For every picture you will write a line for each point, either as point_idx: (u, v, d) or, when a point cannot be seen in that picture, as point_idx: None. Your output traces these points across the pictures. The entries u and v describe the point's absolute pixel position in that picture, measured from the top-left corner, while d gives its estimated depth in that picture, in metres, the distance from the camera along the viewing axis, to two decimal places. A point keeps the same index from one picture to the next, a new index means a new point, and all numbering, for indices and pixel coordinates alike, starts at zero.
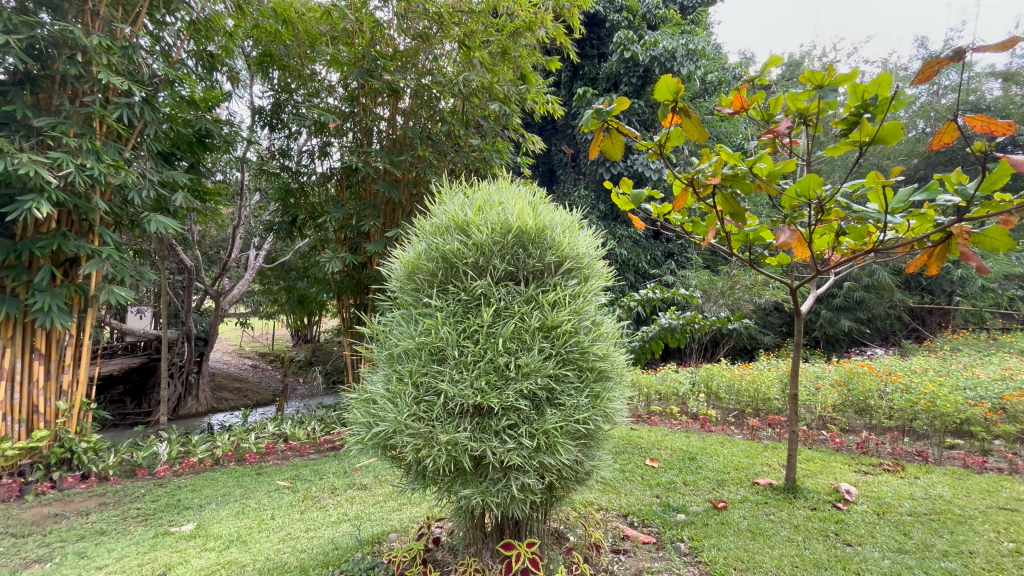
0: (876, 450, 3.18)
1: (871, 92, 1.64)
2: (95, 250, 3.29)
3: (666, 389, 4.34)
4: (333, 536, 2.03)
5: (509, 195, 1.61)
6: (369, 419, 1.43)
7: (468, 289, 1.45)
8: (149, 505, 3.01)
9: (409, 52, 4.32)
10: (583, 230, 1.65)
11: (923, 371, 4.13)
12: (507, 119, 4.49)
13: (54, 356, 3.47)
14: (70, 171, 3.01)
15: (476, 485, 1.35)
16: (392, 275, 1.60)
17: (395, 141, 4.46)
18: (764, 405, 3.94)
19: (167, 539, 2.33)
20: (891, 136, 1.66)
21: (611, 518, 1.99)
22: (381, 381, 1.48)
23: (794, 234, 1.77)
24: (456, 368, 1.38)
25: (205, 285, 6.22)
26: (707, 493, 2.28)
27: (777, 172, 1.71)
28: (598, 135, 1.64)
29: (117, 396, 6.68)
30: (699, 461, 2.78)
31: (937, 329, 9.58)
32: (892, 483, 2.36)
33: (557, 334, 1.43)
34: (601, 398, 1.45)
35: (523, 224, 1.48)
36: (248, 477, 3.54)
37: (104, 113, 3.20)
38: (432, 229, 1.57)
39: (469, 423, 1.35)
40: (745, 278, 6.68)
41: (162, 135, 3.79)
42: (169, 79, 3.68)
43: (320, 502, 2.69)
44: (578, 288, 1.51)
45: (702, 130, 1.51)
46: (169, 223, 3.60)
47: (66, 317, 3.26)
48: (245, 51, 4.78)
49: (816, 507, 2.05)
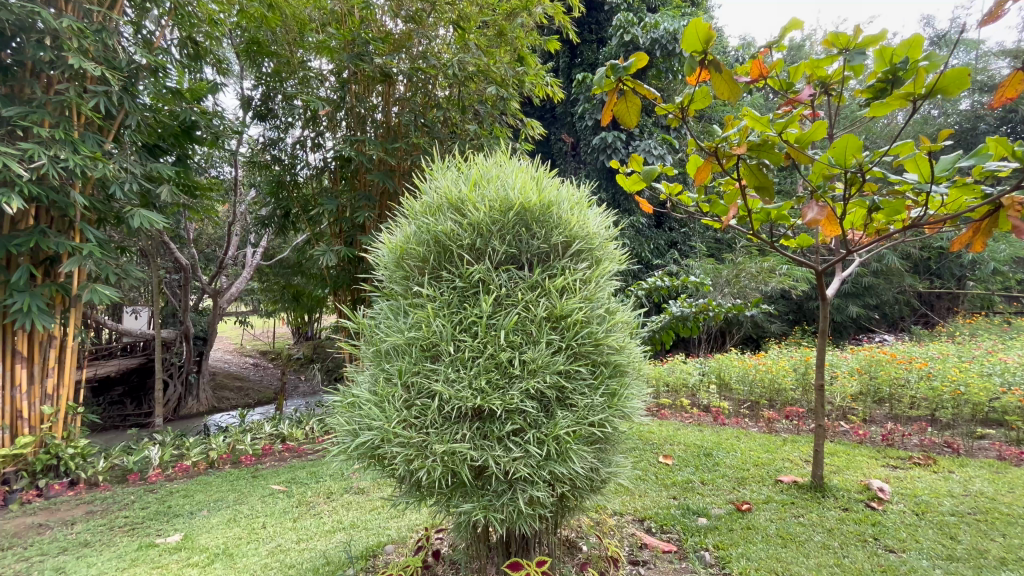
0: (901, 441, 3.03)
1: (903, 54, 1.48)
2: (75, 247, 3.12)
3: (676, 381, 4.21)
4: (327, 548, 1.89)
5: (508, 169, 1.44)
6: (354, 426, 1.26)
7: (463, 276, 1.29)
8: (138, 512, 2.87)
9: (401, 36, 4.08)
10: (593, 208, 1.49)
11: (945, 356, 3.97)
12: (504, 103, 4.29)
13: (37, 359, 3.31)
14: (43, 164, 2.82)
15: (478, 499, 1.19)
16: (379, 262, 1.43)
17: (390, 128, 4.25)
18: (779, 396, 3.78)
19: (151, 552, 2.19)
20: (953, 86, 1.36)
21: (627, 524, 1.84)
22: (368, 382, 1.31)
23: (822, 209, 1.60)
24: (451, 367, 1.21)
25: (202, 283, 6.07)
26: (727, 493, 2.12)
27: (809, 138, 1.51)
28: (611, 97, 1.46)
29: (116, 398, 6.56)
30: (716, 457, 2.62)
31: (947, 314, 9.40)
32: (926, 479, 2.19)
33: (567, 325, 1.26)
34: (619, 397, 1.29)
35: (525, 200, 1.31)
36: (243, 481, 3.39)
37: (78, 101, 3.01)
38: (422, 209, 1.39)
39: (468, 428, 1.19)
40: (751, 265, 6.48)
41: (145, 126, 3.61)
42: (149, 66, 3.50)
43: (313, 508, 2.54)
44: (590, 272, 1.35)
45: (735, 87, 1.32)
46: (154, 218, 3.42)
47: (47, 318, 3.10)
48: (232, 40, 4.60)
49: (849, 507, 1.89)
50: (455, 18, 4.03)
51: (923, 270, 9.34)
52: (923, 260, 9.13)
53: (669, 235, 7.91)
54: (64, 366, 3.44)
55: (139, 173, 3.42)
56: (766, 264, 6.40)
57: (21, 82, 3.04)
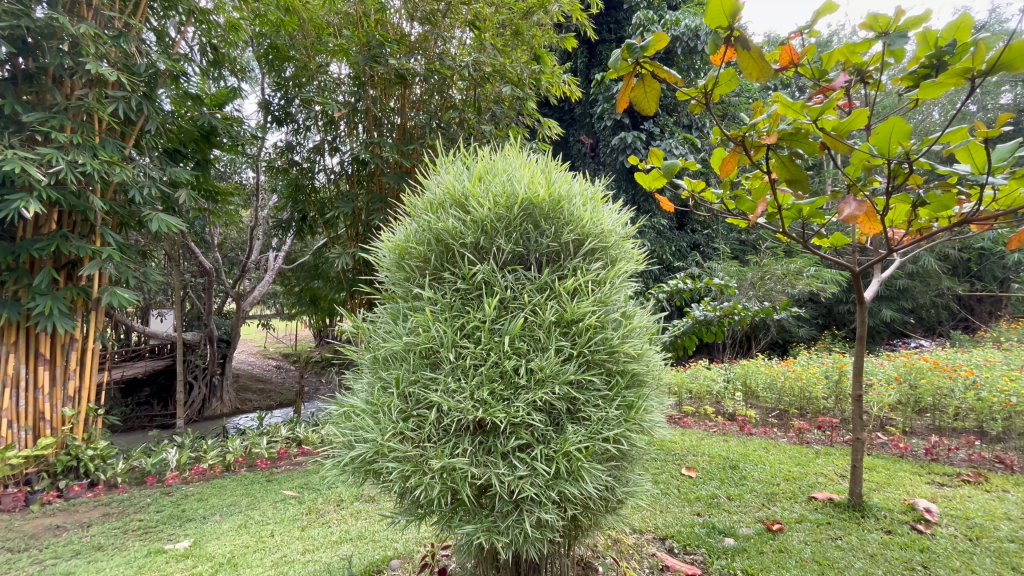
0: (947, 456, 2.82)
1: (949, 37, 1.34)
2: (95, 251, 3.14)
3: (699, 388, 4.05)
4: (332, 561, 1.83)
5: (516, 162, 1.35)
6: (348, 437, 1.19)
7: (466, 277, 1.21)
8: (152, 516, 2.86)
9: (418, 39, 4.00)
10: (608, 203, 1.38)
11: (993, 364, 3.70)
12: (521, 103, 4.20)
13: (59, 361, 3.36)
14: (61, 168, 2.83)
15: (481, 520, 1.10)
16: (380, 263, 1.36)
17: (406, 130, 4.18)
18: (810, 405, 3.59)
19: (159, 559, 2.16)
20: (1017, 63, 1.17)
21: (646, 543, 1.71)
22: (364, 390, 1.25)
23: (860, 205, 1.47)
24: (451, 376, 1.13)
25: (225, 287, 6.14)
26: (756, 511, 1.97)
27: (848, 125, 1.38)
28: (628, 83, 1.37)
29: (144, 398, 6.71)
30: (743, 470, 2.47)
31: (989, 319, 8.94)
32: (978, 499, 2.01)
33: (579, 330, 1.17)
34: (636, 410, 1.19)
35: (534, 194, 1.22)
36: (257, 485, 3.37)
37: (97, 107, 3.03)
38: (424, 205, 1.32)
39: (468, 443, 1.10)
40: (777, 267, 6.25)
41: (163, 130, 3.63)
42: (168, 72, 3.52)
43: (323, 515, 2.49)
44: (604, 273, 1.25)
45: (764, 65, 1.21)
46: (172, 221, 3.42)
47: (68, 321, 3.13)
48: (252, 46, 4.63)
49: (892, 530, 1.73)
50: (470, 19, 3.95)
51: (962, 272, 8.88)
52: (962, 261, 8.68)
53: (690, 237, 7.73)
54: (85, 368, 3.49)
55: (158, 178, 3.44)
56: (793, 266, 6.16)
57: (43, 88, 3.07)
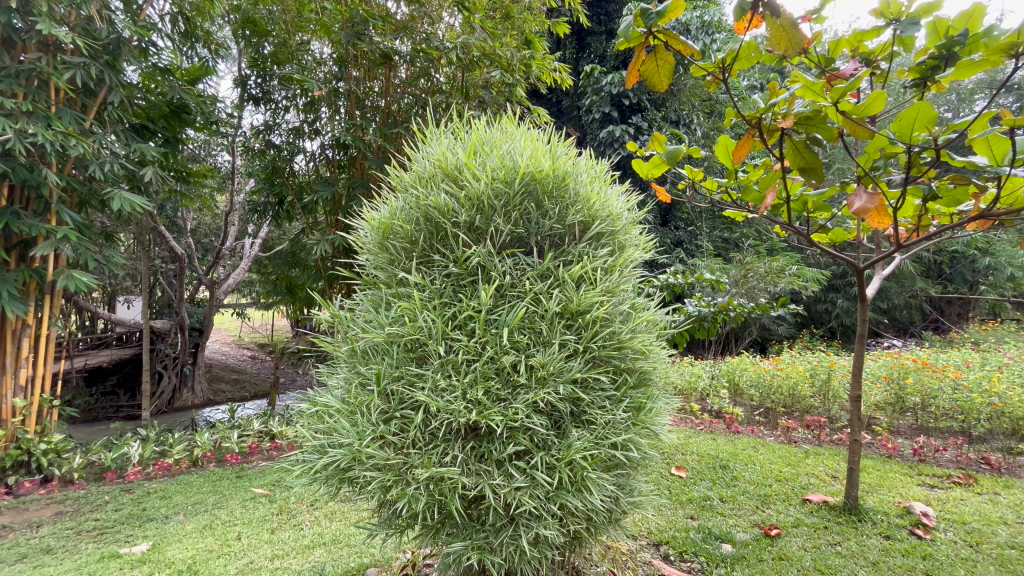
0: (934, 457, 2.81)
1: (961, 27, 1.25)
2: (50, 230, 2.89)
3: (686, 385, 4.00)
4: (303, 568, 1.70)
5: (515, 134, 1.23)
6: (319, 439, 1.06)
7: (459, 260, 1.09)
8: (110, 515, 2.66)
9: (405, 18, 3.80)
10: (614, 185, 1.27)
11: (975, 365, 3.73)
12: (510, 90, 4.00)
13: (9, 349, 3.09)
14: (8, 137, 2.58)
15: (472, 537, 1.00)
16: (361, 244, 1.23)
17: (390, 114, 3.97)
18: (798, 404, 3.57)
19: (113, 563, 1.99)
20: None
21: (641, 549, 1.63)
22: (340, 386, 1.12)
23: (873, 197, 1.35)
24: (441, 372, 1.01)
25: (197, 274, 5.83)
26: (751, 514, 1.90)
27: (869, 109, 1.27)
28: (639, 54, 1.25)
29: (109, 388, 6.41)
30: (734, 470, 2.41)
31: (959, 320, 9.18)
32: (971, 502, 1.99)
33: (584, 323, 1.07)
34: (644, 412, 1.10)
35: (537, 168, 1.11)
36: (226, 482, 3.19)
37: (51, 72, 2.78)
38: (412, 179, 1.19)
39: (460, 447, 0.99)
40: (760, 266, 6.23)
41: (128, 103, 3.38)
42: (134, 40, 3.25)
43: (294, 517, 2.34)
44: (612, 260, 1.15)
45: (795, 35, 1.09)
46: (136, 200, 3.17)
47: (19, 306, 2.88)
48: (227, 20, 4.36)
49: (891, 535, 1.68)
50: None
51: (935, 274, 9.08)
52: (935, 264, 8.88)
53: (674, 234, 7.73)
54: (39, 357, 3.25)
55: (120, 153, 3.19)
56: (775, 264, 6.19)
57: None
